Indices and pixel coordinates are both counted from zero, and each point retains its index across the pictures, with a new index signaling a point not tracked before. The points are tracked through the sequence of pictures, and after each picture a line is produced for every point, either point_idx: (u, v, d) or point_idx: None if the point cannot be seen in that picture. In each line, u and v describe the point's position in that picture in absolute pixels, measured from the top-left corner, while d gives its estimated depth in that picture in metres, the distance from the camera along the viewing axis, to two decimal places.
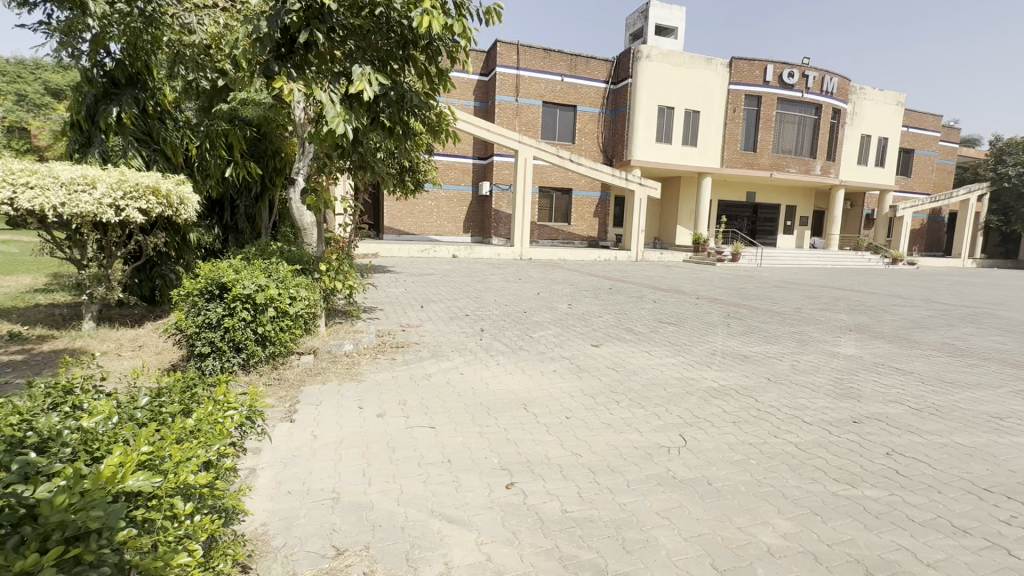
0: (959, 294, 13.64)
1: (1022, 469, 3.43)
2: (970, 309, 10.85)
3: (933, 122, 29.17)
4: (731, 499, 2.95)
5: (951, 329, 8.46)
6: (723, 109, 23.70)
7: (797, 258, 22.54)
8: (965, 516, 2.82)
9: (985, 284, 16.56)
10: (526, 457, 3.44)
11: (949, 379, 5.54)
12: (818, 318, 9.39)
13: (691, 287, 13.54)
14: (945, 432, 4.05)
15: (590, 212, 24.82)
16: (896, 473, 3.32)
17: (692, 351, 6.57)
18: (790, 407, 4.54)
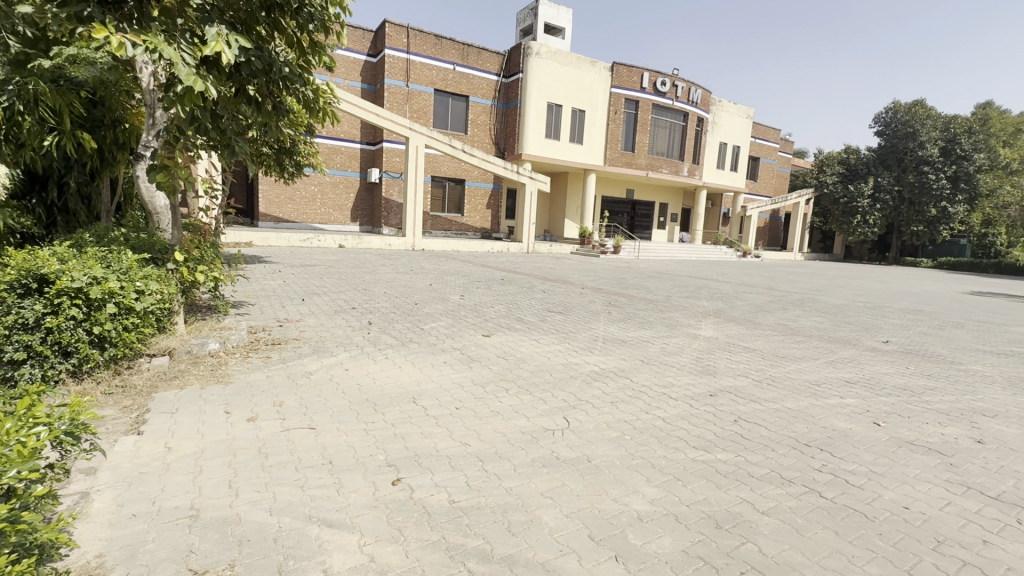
0: (791, 282, 16.14)
1: (832, 425, 4.16)
2: (799, 295, 12.90)
3: (773, 135, 33.96)
4: (607, 474, 3.17)
5: (785, 312, 9.98)
6: (605, 109, 25.22)
7: (668, 251, 24.95)
8: (791, 468, 3.34)
9: (810, 274, 19.78)
10: (413, 452, 3.37)
11: (782, 354, 6.54)
12: (684, 304, 10.50)
13: (577, 278, 14.30)
14: (779, 398, 4.77)
15: (483, 204, 25.00)
16: (741, 436, 3.85)
17: (577, 337, 6.96)
18: (659, 385, 5.01)
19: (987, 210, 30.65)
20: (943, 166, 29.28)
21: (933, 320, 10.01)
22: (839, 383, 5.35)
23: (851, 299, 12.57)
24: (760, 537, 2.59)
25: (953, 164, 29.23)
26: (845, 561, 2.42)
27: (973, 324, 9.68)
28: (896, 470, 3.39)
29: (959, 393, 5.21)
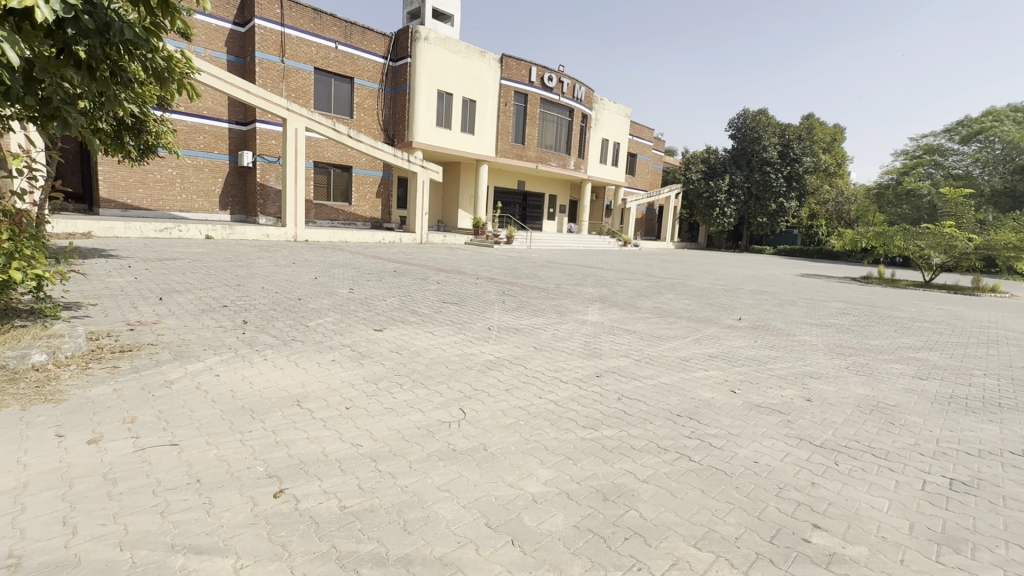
0: (665, 269, 17.81)
1: (699, 395, 4.69)
2: (671, 281, 14.28)
3: (648, 134, 36.97)
4: (504, 461, 3.23)
5: (660, 296, 10.98)
6: (496, 101, 25.41)
7: (557, 241, 26.10)
8: (666, 438, 3.69)
9: (680, 262, 22.06)
10: (298, 459, 3.12)
11: (657, 334, 7.20)
12: (572, 291, 11.06)
13: (471, 268, 14.34)
14: (656, 374, 5.26)
15: (372, 192, 23.90)
16: (624, 412, 4.17)
17: (472, 327, 7.00)
18: (551, 370, 5.23)
19: (813, 206, 36.50)
20: (781, 167, 34.15)
21: (774, 299, 11.70)
22: (704, 358, 6.05)
23: (713, 283, 14.21)
24: (641, 503, 2.82)
25: (789, 165, 34.26)
26: (710, 515, 2.73)
27: (803, 301, 11.51)
28: (748, 430, 3.92)
29: (793, 359, 6.19)
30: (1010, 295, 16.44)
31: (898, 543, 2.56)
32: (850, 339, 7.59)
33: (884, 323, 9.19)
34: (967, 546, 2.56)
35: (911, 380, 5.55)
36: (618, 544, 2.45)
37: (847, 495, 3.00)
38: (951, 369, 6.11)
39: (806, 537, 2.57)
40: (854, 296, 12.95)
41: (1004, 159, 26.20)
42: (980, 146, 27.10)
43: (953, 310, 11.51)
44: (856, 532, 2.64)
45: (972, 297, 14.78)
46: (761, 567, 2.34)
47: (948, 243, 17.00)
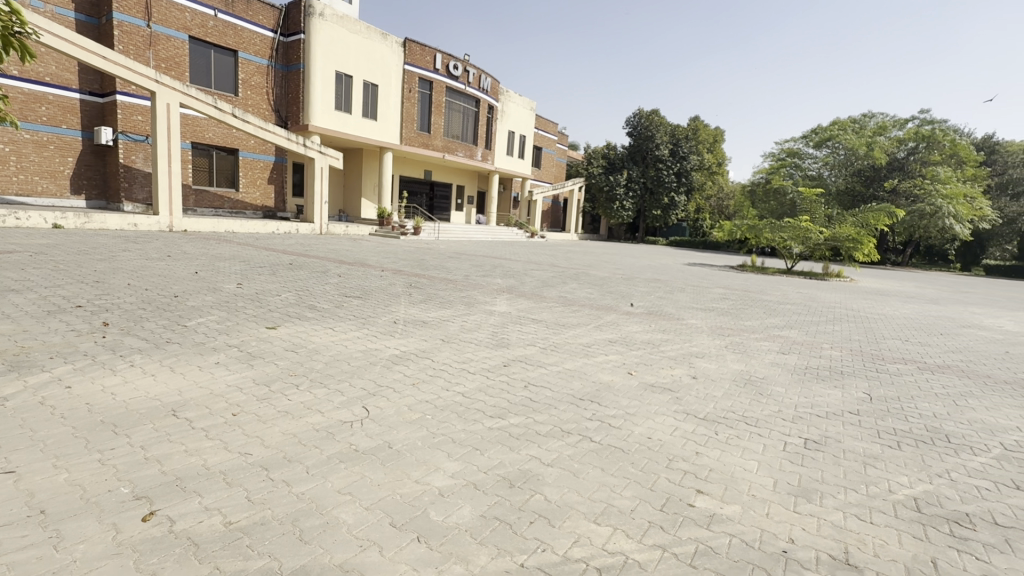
0: (570, 260, 18.51)
1: (599, 379, 4.96)
2: (575, 271, 14.91)
3: (552, 128, 38.06)
4: (410, 457, 3.15)
5: (564, 286, 11.38)
6: (399, 87, 24.53)
7: (466, 233, 26.05)
8: (569, 421, 3.85)
9: (583, 253, 23.14)
10: (173, 476, 2.78)
11: (562, 322, 7.47)
12: (481, 283, 11.09)
13: (375, 260, 13.78)
14: (560, 361, 5.46)
15: (263, 178, 21.96)
16: (530, 399, 4.27)
17: (376, 322, 6.74)
18: (458, 362, 5.21)
19: (699, 201, 40.07)
20: (671, 164, 36.96)
21: (666, 287, 12.68)
22: (604, 343, 6.39)
23: (613, 272, 15.05)
24: (547, 487, 2.90)
25: (678, 163, 37.20)
26: (609, 491, 2.90)
27: (690, 288, 12.62)
28: (642, 408, 4.21)
29: (682, 341, 6.77)
30: (851, 279, 19.35)
31: (764, 499, 2.91)
32: (729, 321, 8.46)
33: (755, 306, 10.35)
34: (816, 495, 2.99)
35: (776, 356, 6.33)
36: (523, 529, 2.50)
37: (726, 462, 3.35)
38: (805, 344, 7.08)
39: (690, 502, 2.82)
40: (732, 283, 14.45)
41: (846, 163, 30.70)
42: (828, 151, 31.50)
43: (809, 294, 13.28)
44: (731, 493, 2.94)
45: (823, 282, 17.17)
46: (653, 534, 2.52)
47: (804, 235, 19.61)
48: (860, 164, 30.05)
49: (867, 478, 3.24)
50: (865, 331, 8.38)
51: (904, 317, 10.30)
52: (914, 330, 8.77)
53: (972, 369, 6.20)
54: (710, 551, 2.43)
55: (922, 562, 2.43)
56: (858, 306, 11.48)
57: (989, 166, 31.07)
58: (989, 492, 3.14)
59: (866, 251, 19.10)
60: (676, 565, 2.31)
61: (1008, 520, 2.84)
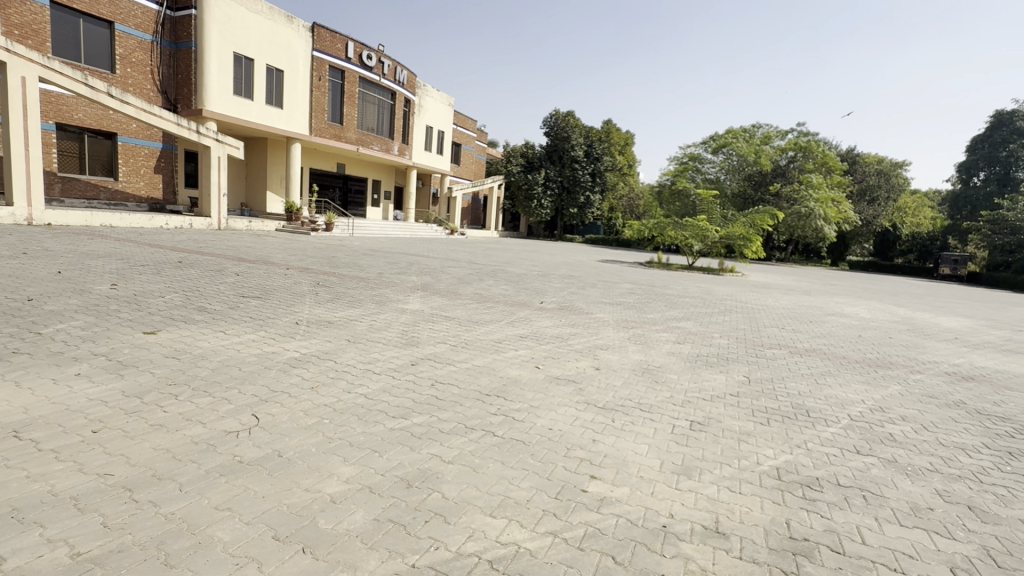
0: (488, 257, 18.64)
1: (507, 374, 5.03)
2: (492, 268, 15.02)
3: (471, 125, 38.01)
4: (301, 465, 2.99)
5: (480, 283, 11.43)
6: (307, 74, 23.11)
7: (382, 229, 25.26)
8: (473, 417, 3.87)
9: (502, 250, 23.41)
10: (10, 507, 2.41)
11: (474, 319, 7.48)
12: (395, 280, 10.81)
13: (280, 257, 12.94)
14: (470, 358, 5.47)
15: (148, 166, 19.72)
16: (435, 397, 4.23)
17: (276, 323, 6.32)
18: (363, 362, 5.03)
19: (612, 201, 42.06)
20: (586, 165, 38.42)
21: (578, 282, 13.17)
22: (515, 339, 6.50)
23: (529, 269, 15.37)
24: (444, 484, 2.89)
25: (593, 163, 38.75)
26: (507, 483, 2.95)
27: (600, 284, 13.20)
28: (546, 401, 4.34)
29: (589, 334, 7.07)
30: (741, 274, 21.32)
31: (651, 479, 3.12)
32: (633, 315, 8.97)
33: (658, 300, 11.06)
34: (696, 472, 3.25)
35: (673, 345, 6.82)
36: (418, 528, 2.47)
37: (619, 447, 3.54)
38: (698, 334, 7.70)
39: (583, 488, 2.95)
40: (639, 278, 15.34)
41: (738, 168, 33.85)
42: (724, 157, 34.45)
43: (705, 288, 14.45)
44: (622, 476, 3.12)
45: (718, 277, 18.75)
46: (546, 521, 2.60)
47: (703, 234, 21.27)
48: (750, 170, 33.32)
49: (740, 453, 3.59)
50: (749, 321, 9.29)
51: (782, 307, 11.56)
52: (789, 318, 9.87)
53: (832, 351, 7.12)
54: (598, 532, 2.55)
55: (780, 523, 2.74)
56: (746, 298, 12.68)
57: (851, 175, 35.74)
58: (835, 457, 3.62)
59: (755, 248, 21.14)
60: (565, 549, 2.40)
61: (849, 480, 3.29)
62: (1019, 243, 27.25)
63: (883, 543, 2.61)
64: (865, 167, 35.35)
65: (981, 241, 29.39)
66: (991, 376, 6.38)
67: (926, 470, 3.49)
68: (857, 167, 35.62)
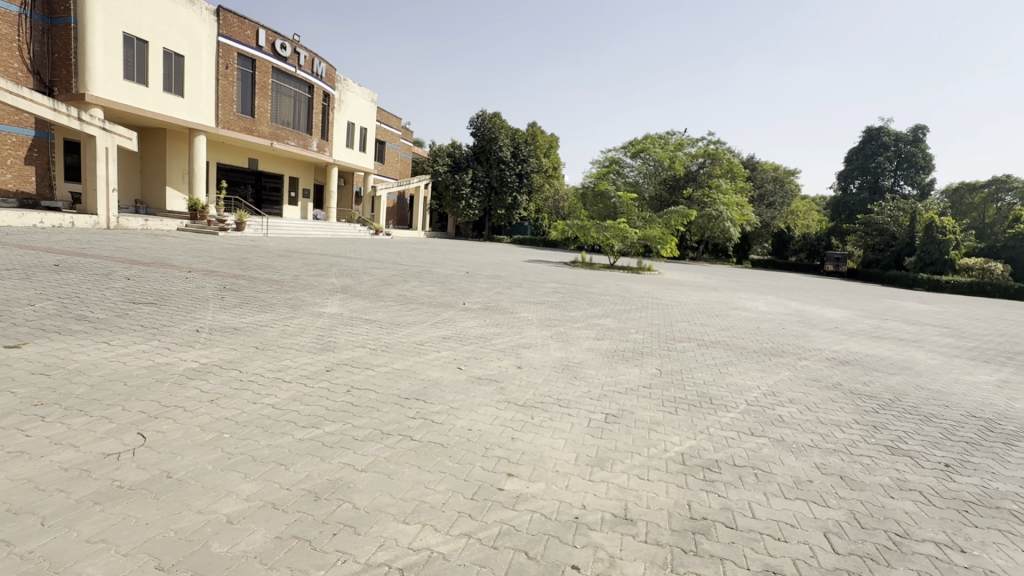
0: (413, 258, 18.30)
1: (428, 376, 4.95)
2: (417, 269, 14.76)
3: (395, 123, 37.10)
4: (195, 485, 2.74)
5: (404, 284, 11.16)
6: (213, 61, 21.30)
7: (300, 228, 23.98)
8: (390, 422, 3.76)
9: (429, 250, 23.13)
10: None
11: (396, 322, 7.31)
12: (312, 283, 10.29)
13: (182, 259, 11.87)
14: (389, 361, 5.32)
15: (17, 156, 17.24)
16: (351, 404, 4.07)
17: (173, 331, 5.77)
18: (272, 370, 4.72)
19: (539, 202, 42.93)
20: (513, 166, 38.79)
21: (504, 283, 13.28)
22: (438, 340, 6.42)
23: (455, 270, 15.29)
24: (356, 494, 2.78)
25: (520, 164, 39.26)
26: (423, 488, 2.90)
27: (526, 283, 13.43)
28: (466, 401, 4.32)
29: (513, 333, 7.14)
30: (658, 273, 22.58)
31: (566, 473, 3.20)
32: (556, 313, 9.21)
33: (580, 298, 11.42)
34: (608, 463, 3.39)
35: (592, 342, 7.08)
36: (324, 543, 2.35)
37: (537, 443, 3.60)
38: (616, 330, 8.06)
39: (500, 486, 2.97)
40: (563, 278, 15.74)
41: (655, 172, 35.97)
42: (641, 162, 36.32)
43: (625, 286, 15.11)
44: (538, 472, 3.18)
45: (638, 275, 19.64)
46: (461, 523, 2.59)
47: (623, 235, 22.17)
48: (664, 175, 35.50)
49: (649, 441, 3.79)
50: (663, 316, 9.88)
51: (692, 303, 12.39)
52: (698, 313, 10.61)
53: (734, 342, 7.75)
54: (513, 529, 2.57)
55: (681, 506, 2.92)
56: (661, 295, 13.43)
57: (751, 180, 39.04)
58: (732, 440, 3.93)
59: (669, 248, 22.51)
60: (478, 549, 2.39)
61: (744, 460, 3.58)
62: (886, 243, 31.27)
63: (770, 515, 2.87)
64: (763, 174, 38.73)
65: (858, 241, 33.35)
66: (862, 359, 7.26)
67: (807, 446, 3.89)
68: (757, 173, 38.98)
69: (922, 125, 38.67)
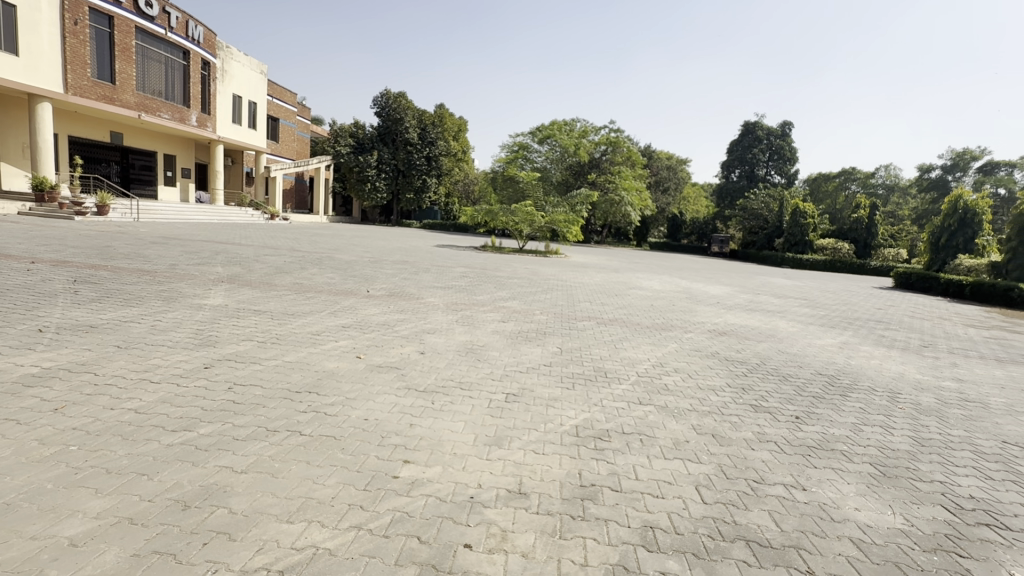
0: (313, 244, 17.18)
1: (323, 367, 4.69)
2: (317, 255, 13.91)
3: (289, 97, 34.30)
4: (29, 508, 2.36)
5: (301, 272, 10.45)
6: (57, 14, 18.03)
7: (180, 212, 21.50)
8: (277, 419, 3.51)
9: (332, 236, 21.92)
10: None
11: (290, 312, 6.82)
12: (192, 273, 9.27)
13: (22, 249, 10.06)
14: (279, 354, 4.95)
15: None
16: (232, 402, 3.74)
17: (6, 333, 4.87)
18: (137, 371, 4.18)
19: (449, 185, 42.40)
20: (420, 148, 37.75)
21: (411, 268, 12.94)
22: (336, 329, 6.10)
23: (359, 256, 14.62)
24: (234, 498, 2.57)
25: (427, 147, 38.21)
26: (310, 484, 2.75)
27: (434, 268, 13.23)
28: (363, 391, 4.16)
29: (418, 319, 6.99)
30: (564, 256, 23.40)
31: (463, 455, 3.21)
32: (463, 297, 9.18)
33: (488, 282, 11.46)
34: (505, 441, 3.45)
35: (497, 324, 7.18)
36: (192, 554, 2.15)
37: (436, 428, 3.58)
38: (522, 312, 8.22)
39: (394, 475, 2.91)
40: (472, 262, 15.73)
41: (561, 158, 37.02)
42: (548, 147, 37.17)
43: (532, 269, 15.46)
44: (435, 456, 3.16)
45: (545, 259, 20.12)
46: (351, 516, 2.49)
47: (531, 219, 22.54)
48: (570, 161, 36.64)
49: (547, 417, 3.94)
50: (567, 297, 10.26)
51: (594, 284, 12.99)
52: (599, 293, 11.18)
53: (629, 319, 8.27)
54: (405, 516, 2.53)
55: (572, 475, 3.07)
56: (566, 277, 13.94)
57: (649, 168, 41.60)
58: (623, 409, 4.21)
59: (574, 231, 23.34)
60: (369, 540, 2.33)
61: (631, 427, 3.84)
62: (760, 226, 35.15)
63: (651, 476, 3.12)
64: (658, 162, 41.43)
65: (739, 224, 36.98)
66: (737, 330, 8.12)
67: (686, 411, 4.27)
68: (653, 161, 41.56)
69: (788, 121, 43.60)
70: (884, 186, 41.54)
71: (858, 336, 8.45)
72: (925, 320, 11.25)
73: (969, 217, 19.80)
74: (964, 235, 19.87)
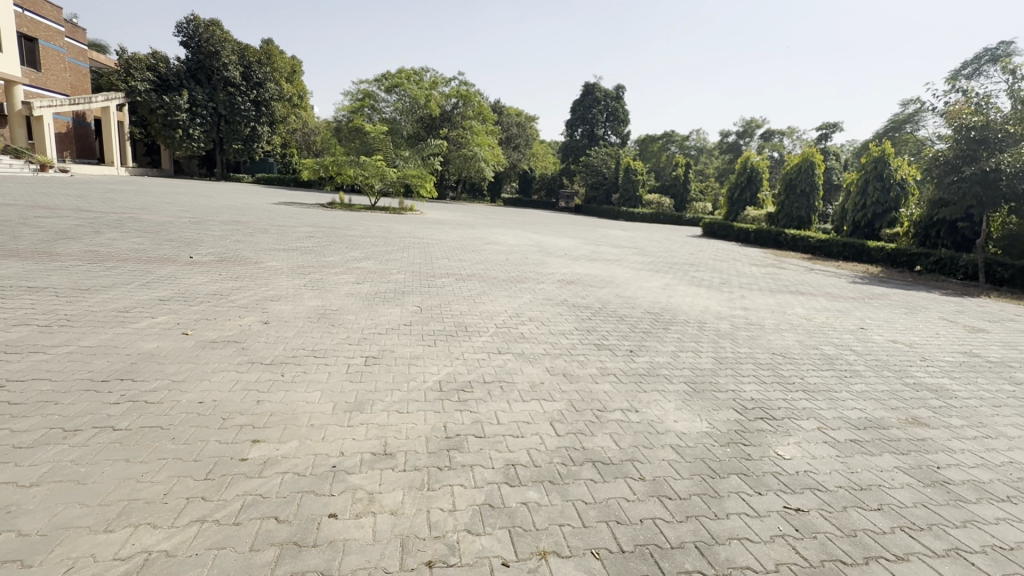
0: (108, 202, 14.02)
1: (138, 349, 3.96)
2: (116, 216, 11.43)
3: (49, 11, 26.56)
4: None
5: (94, 237, 8.52)
6: None
7: None
8: (79, 416, 2.90)
9: (134, 191, 18.17)
10: None
11: (83, 286, 5.56)
12: None
13: None
14: (74, 339, 4.03)
15: None
16: (7, 404, 2.97)
17: None
18: None
19: (285, 135, 37.79)
20: (245, 90, 32.68)
21: (244, 229, 11.39)
22: (152, 304, 5.17)
23: (174, 216, 12.40)
24: (23, 518, 2.09)
25: (254, 89, 33.18)
26: (133, 484, 2.36)
27: (273, 228, 11.86)
28: (193, 371, 3.64)
29: (258, 287, 6.26)
30: (419, 212, 22.81)
31: (321, 425, 3.05)
32: (310, 259, 8.45)
33: (338, 242, 10.67)
34: (368, 405, 3.35)
35: (352, 286, 6.80)
36: None
37: (288, 401, 3.32)
38: (378, 272, 7.89)
39: (243, 457, 2.65)
40: (318, 221, 14.48)
41: (410, 110, 35.28)
42: (397, 97, 35.11)
43: (386, 227, 14.81)
44: (289, 431, 2.95)
45: (399, 216, 19.35)
46: (191, 509, 2.22)
47: (382, 173, 21.29)
48: (420, 113, 35.16)
49: (409, 376, 3.92)
50: (424, 255, 10.11)
51: (452, 241, 12.92)
52: (456, 249, 11.21)
53: (487, 274, 8.49)
54: (259, 499, 2.34)
55: (437, 428, 3.13)
56: (422, 234, 13.66)
57: (500, 124, 42.04)
58: (484, 359, 4.39)
59: (427, 187, 22.79)
60: (215, 532, 2.11)
61: (491, 376, 4.04)
62: (600, 183, 38.38)
63: (511, 419, 3.34)
64: (508, 118, 42.06)
65: (582, 181, 39.79)
66: (582, 278, 8.89)
67: (540, 355, 4.63)
68: (504, 117, 41.98)
69: (622, 85, 47.36)
70: (696, 148, 48.14)
71: (677, 277, 9.90)
72: (724, 261, 13.61)
73: (754, 175, 24.07)
74: (750, 191, 24.21)
